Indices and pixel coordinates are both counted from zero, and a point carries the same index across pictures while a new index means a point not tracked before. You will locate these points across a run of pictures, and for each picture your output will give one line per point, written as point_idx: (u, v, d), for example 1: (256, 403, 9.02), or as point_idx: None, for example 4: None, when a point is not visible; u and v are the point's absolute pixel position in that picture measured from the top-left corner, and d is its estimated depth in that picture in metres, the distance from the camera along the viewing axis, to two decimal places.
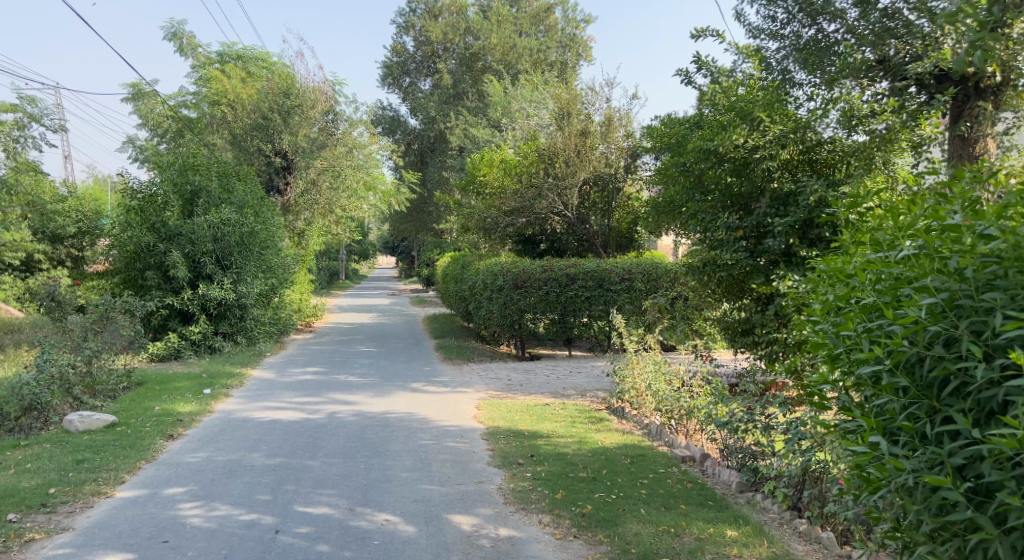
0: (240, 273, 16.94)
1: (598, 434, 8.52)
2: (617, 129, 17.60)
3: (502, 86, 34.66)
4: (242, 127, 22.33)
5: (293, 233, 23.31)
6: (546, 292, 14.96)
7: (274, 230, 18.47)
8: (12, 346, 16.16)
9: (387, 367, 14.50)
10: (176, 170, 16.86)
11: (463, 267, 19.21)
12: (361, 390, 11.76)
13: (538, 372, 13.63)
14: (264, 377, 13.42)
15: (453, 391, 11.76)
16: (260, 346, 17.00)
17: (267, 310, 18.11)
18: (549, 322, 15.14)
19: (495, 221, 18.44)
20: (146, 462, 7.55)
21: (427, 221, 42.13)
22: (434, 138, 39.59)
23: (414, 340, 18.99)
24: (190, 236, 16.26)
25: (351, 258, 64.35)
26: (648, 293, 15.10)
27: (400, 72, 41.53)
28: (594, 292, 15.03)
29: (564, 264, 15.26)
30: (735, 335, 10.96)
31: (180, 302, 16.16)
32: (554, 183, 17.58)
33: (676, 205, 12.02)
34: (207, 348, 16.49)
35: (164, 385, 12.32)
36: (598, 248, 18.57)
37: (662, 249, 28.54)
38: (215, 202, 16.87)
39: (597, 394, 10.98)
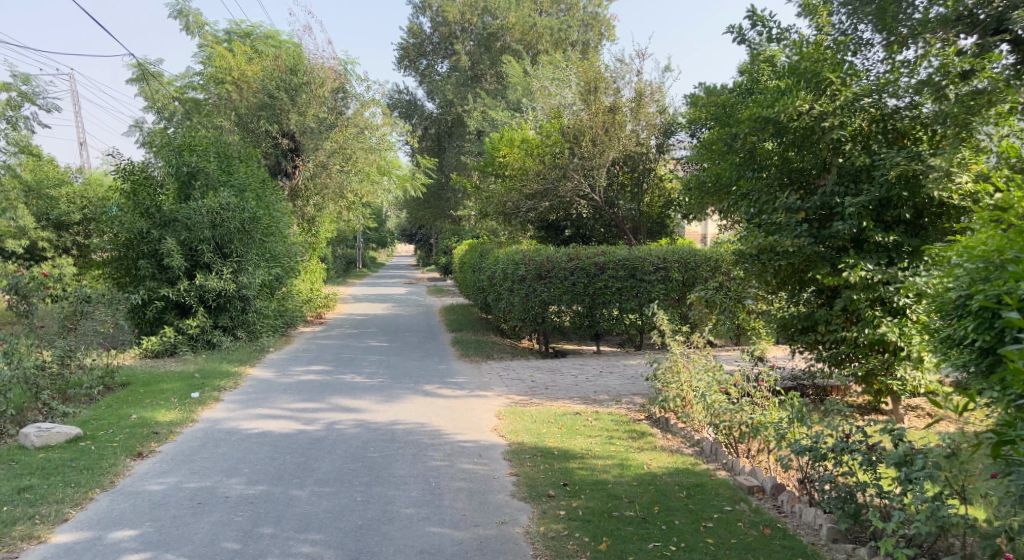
0: (241, 262, 15.68)
1: (641, 455, 7.15)
2: (648, 106, 16.15)
3: (521, 67, 33.18)
4: (247, 107, 21.08)
5: (302, 219, 22.14)
6: (572, 283, 13.59)
7: (279, 216, 17.21)
8: None
9: (398, 365, 13.23)
10: (172, 150, 15.69)
11: (481, 254, 17.86)
12: (367, 394, 10.49)
13: (565, 371, 12.29)
14: (262, 376, 12.17)
15: (471, 395, 10.49)
16: (264, 341, 15.80)
17: (271, 302, 16.84)
18: (576, 316, 13.79)
19: (515, 205, 17.12)
20: (101, 490, 6.33)
21: (444, 208, 40.85)
22: (452, 122, 38.28)
23: (429, 334, 17.73)
24: (186, 222, 15.03)
25: (369, 246, 63.36)
26: (685, 283, 13.72)
27: (417, 54, 40.46)
28: (625, 283, 13.63)
29: (591, 251, 13.86)
30: (793, 334, 9.40)
31: (176, 294, 14.96)
32: (579, 164, 16.27)
33: (723, 184, 10.45)
34: (206, 342, 15.29)
35: (150, 386, 11.12)
36: (628, 234, 17.18)
37: (692, 237, 26.96)
38: (214, 185, 15.70)
39: (634, 400, 9.64)
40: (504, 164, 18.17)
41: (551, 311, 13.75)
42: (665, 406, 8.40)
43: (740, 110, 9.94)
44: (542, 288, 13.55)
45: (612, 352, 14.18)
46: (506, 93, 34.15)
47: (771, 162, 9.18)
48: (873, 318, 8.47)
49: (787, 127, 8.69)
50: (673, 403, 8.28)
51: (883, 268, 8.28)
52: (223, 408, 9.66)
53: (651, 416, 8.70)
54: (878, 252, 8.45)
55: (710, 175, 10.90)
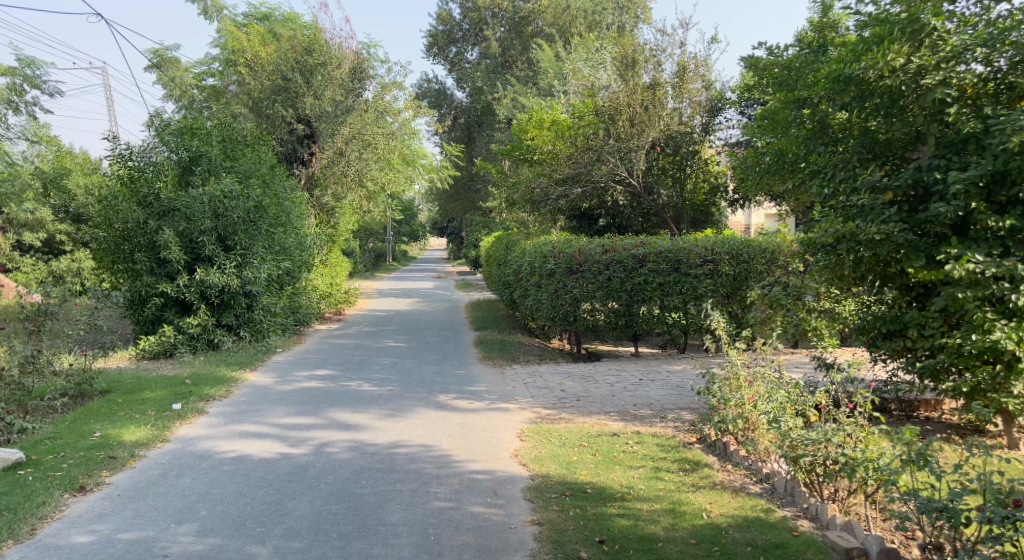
0: (246, 255, 14.34)
1: (697, 495, 5.64)
2: (691, 83, 14.56)
3: (553, 50, 31.65)
4: (260, 90, 19.82)
5: (321, 211, 20.91)
6: (606, 278, 12.13)
7: (290, 205, 15.92)
8: None
9: (413, 369, 11.87)
10: (171, 134, 14.47)
11: (508, 247, 16.41)
12: (372, 406, 9.14)
13: (599, 377, 10.81)
14: (260, 382, 10.91)
15: (490, 409, 9.07)
16: (270, 342, 14.49)
17: (280, 299, 15.48)
18: (611, 315, 12.31)
19: (544, 191, 15.67)
20: (14, 544, 5.12)
21: (475, 200, 39.48)
22: (482, 111, 36.85)
23: (451, 333, 16.34)
24: (185, 211, 13.78)
25: (401, 239, 62.28)
26: (737, 278, 12.09)
27: (447, 41, 39.19)
28: (667, 278, 12.08)
29: (629, 242, 12.36)
30: (875, 339, 7.73)
31: (175, 290, 13.73)
32: (615, 146, 14.79)
33: (789, 162, 8.77)
34: (208, 342, 14.05)
35: (132, 394, 9.87)
36: (669, 224, 15.59)
37: (738, 229, 25.03)
38: (216, 171, 14.42)
39: (682, 418, 8.15)
40: (533, 147, 16.74)
41: (584, 308, 12.31)
42: (724, 429, 6.87)
43: (815, 72, 8.23)
44: (574, 284, 12.15)
45: (652, 356, 12.67)
46: (537, 78, 32.66)
47: (851, 134, 7.61)
48: (983, 321, 6.73)
49: (869, 88, 7.18)
50: (734, 425, 6.75)
51: (997, 259, 6.55)
52: (203, 423, 8.34)
53: (706, 440, 7.18)
54: (989, 240, 6.75)
55: (771, 151, 9.28)
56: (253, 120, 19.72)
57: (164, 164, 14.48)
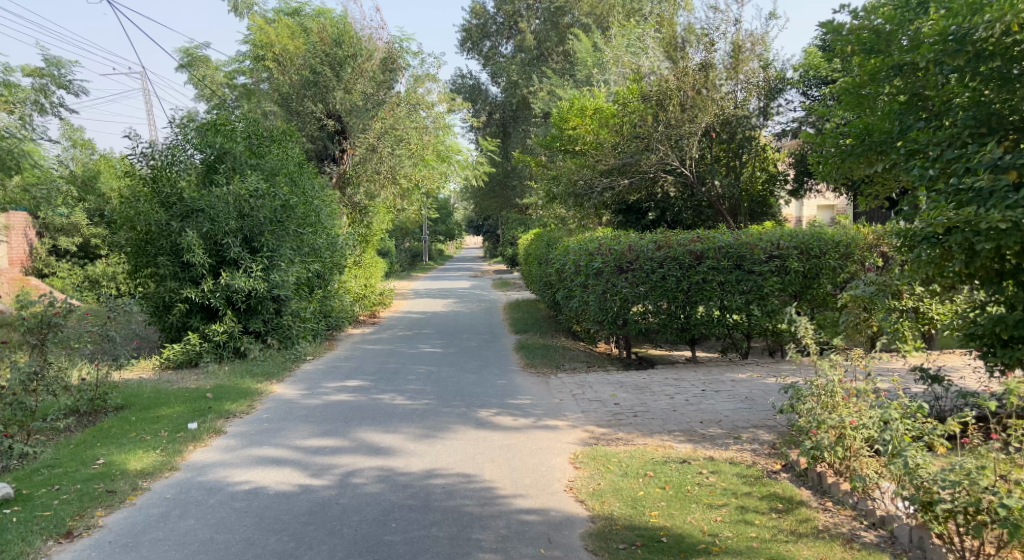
0: (273, 257, 13.48)
1: (799, 548, 4.85)
2: (746, 63, 13.60)
3: (591, 40, 30.61)
4: (290, 85, 19.06)
5: (353, 209, 20.08)
6: (659, 277, 11.09)
7: (319, 204, 15.11)
8: None
9: (451, 379, 10.92)
10: (194, 130, 13.64)
11: (548, 244, 15.34)
12: (405, 425, 8.21)
13: (655, 388, 9.76)
14: (285, 396, 10.05)
15: (537, 427, 8.10)
16: (300, 349, 13.61)
17: (310, 304, 14.61)
18: (665, 318, 11.24)
19: (588, 184, 14.58)
20: None
21: (511, 197, 38.60)
22: (518, 106, 35.91)
23: (491, 337, 15.38)
24: (209, 211, 12.94)
25: (437, 239, 61.58)
26: (806, 275, 10.93)
27: (480, 36, 38.29)
28: (729, 276, 10.98)
29: (685, 237, 11.29)
30: (991, 346, 6.74)
31: (199, 295, 12.90)
32: (665, 133, 13.74)
33: (876, 140, 7.61)
34: (235, 350, 13.21)
35: (147, 411, 9.04)
36: (724, 216, 14.46)
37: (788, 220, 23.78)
38: (241, 169, 13.62)
39: (759, 444, 7.09)
40: (575, 138, 15.68)
41: (635, 311, 11.30)
42: (817, 456, 5.82)
43: (915, 36, 7.08)
44: (624, 285, 11.16)
45: (711, 362, 11.57)
46: (574, 70, 31.61)
47: (956, 105, 6.56)
48: None
49: (986, 47, 6.27)
50: (831, 453, 5.71)
51: None
52: (217, 448, 7.48)
53: (795, 468, 6.14)
54: None
55: (848, 131, 8.12)
56: (282, 117, 18.97)
57: (187, 164, 13.58)
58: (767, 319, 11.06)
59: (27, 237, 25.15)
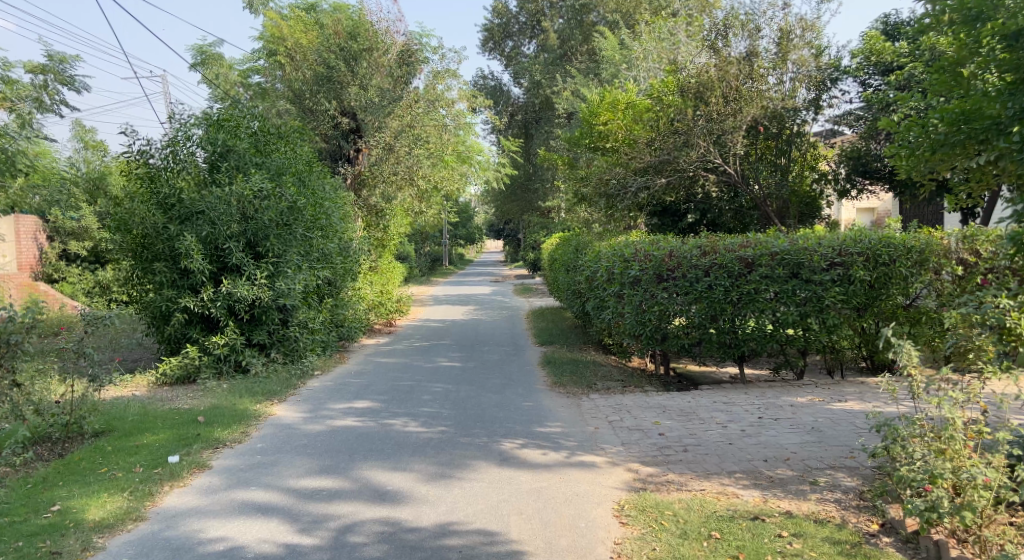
0: (279, 263, 12.34)
1: None
2: (793, 52, 12.47)
3: (617, 37, 29.40)
4: (302, 81, 18.03)
5: (370, 212, 18.97)
6: (705, 287, 9.90)
7: (330, 207, 14.01)
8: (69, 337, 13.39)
9: (471, 400, 9.76)
10: (195, 124, 12.44)
11: (576, 249, 14.15)
12: (418, 459, 7.09)
13: (703, 414, 8.55)
14: (284, 420, 8.92)
15: (570, 464, 6.99)
16: (308, 363, 12.48)
17: (320, 313, 13.46)
18: (710, 332, 10.04)
19: (620, 184, 13.40)
20: None
21: (533, 200, 37.51)
22: (540, 106, 34.81)
23: (515, 349, 14.26)
24: (209, 213, 11.81)
25: (457, 243, 60.61)
26: (873, 285, 9.69)
27: (502, 35, 37.23)
28: (785, 286, 9.75)
29: (735, 242, 10.09)
30: None
31: (198, 305, 11.79)
32: (706, 127, 12.64)
33: (977, 127, 6.45)
34: (237, 365, 12.09)
35: (127, 439, 7.96)
36: (770, 218, 13.23)
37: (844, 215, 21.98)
38: (244, 168, 12.46)
39: (842, 494, 5.88)
40: (606, 135, 14.48)
41: (676, 324, 10.13)
42: (932, 520, 4.91)
43: None
44: (665, 295, 10.01)
45: (761, 383, 10.31)
46: (599, 68, 30.40)
47: None
48: None
49: None
50: (954, 519, 4.77)
51: None
52: (198, 488, 6.40)
53: (899, 531, 5.19)
54: None
55: (936, 118, 6.89)
56: (294, 115, 17.98)
57: (187, 161, 12.32)
58: (827, 335, 9.81)
59: (37, 240, 23.29)
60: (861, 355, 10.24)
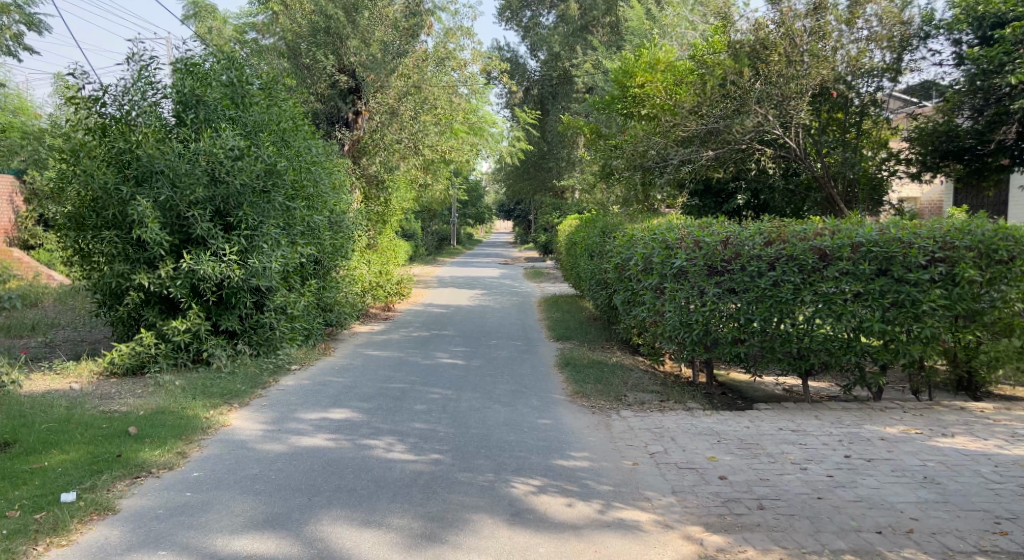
0: (254, 237, 10.41)
1: None
2: (866, 4, 10.56)
3: (643, 7, 27.20)
4: (297, 33, 16.04)
5: (369, 183, 17.05)
6: (769, 284, 8.03)
7: (317, 173, 12.08)
8: (51, 341, 11.59)
9: (474, 415, 7.92)
10: (157, 67, 10.46)
11: (602, 231, 12.22)
12: (401, 510, 5.27)
13: (772, 449, 6.68)
14: (235, 433, 7.04)
15: (607, 525, 5.16)
16: (284, 355, 10.57)
17: (305, 296, 11.53)
18: (772, 338, 8.14)
19: (659, 156, 11.48)
20: None
21: (547, 179, 35.55)
22: (559, 79, 32.64)
23: (528, 346, 12.38)
24: (169, 173, 9.86)
25: (466, 224, 58.55)
26: (981, 287, 7.78)
27: (520, 4, 34.95)
28: (871, 286, 7.82)
29: (808, 230, 8.18)
30: None
31: (154, 283, 9.87)
32: (764, 91, 10.69)
33: None
34: (199, 356, 10.18)
35: (25, 459, 6.12)
36: (833, 204, 11.27)
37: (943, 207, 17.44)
38: (214, 121, 10.50)
39: None
40: (643, 99, 12.60)
41: (731, 327, 8.25)
42: None
43: None
44: (718, 292, 8.17)
45: (831, 403, 8.39)
46: (623, 40, 28.27)
47: None
48: None
49: None
50: None
51: None
52: (84, 552, 4.72)
53: None
54: None
55: None
56: (288, 70, 16.03)
57: (146, 110, 10.30)
58: (920, 348, 7.91)
59: (12, 203, 21.28)
60: (956, 374, 8.29)
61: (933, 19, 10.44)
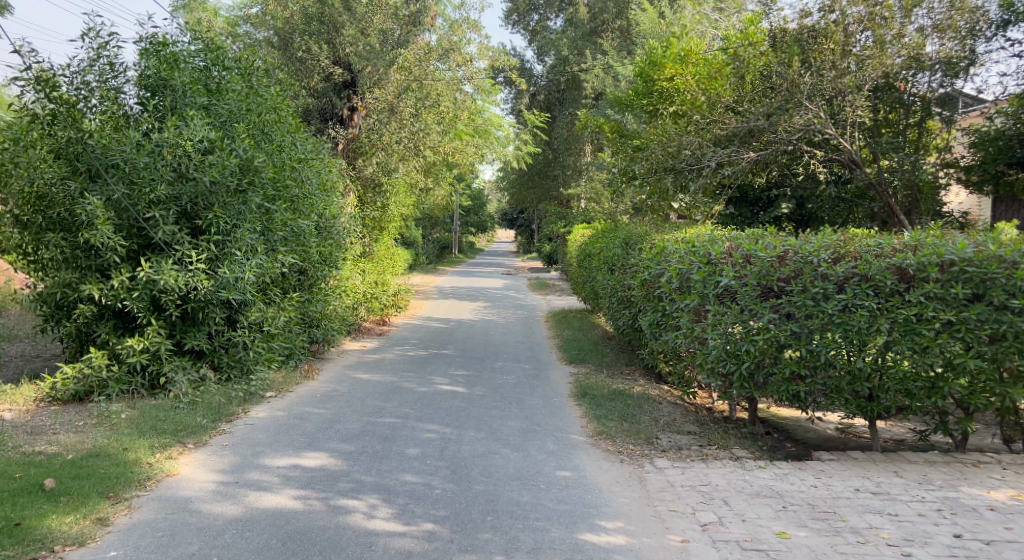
0: (225, 243, 9.01)
1: None
2: None
3: (656, 9, 25.77)
4: (291, 21, 14.68)
5: (365, 186, 15.55)
6: (838, 309, 6.65)
7: (302, 172, 10.66)
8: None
9: (478, 464, 6.52)
10: (118, 47, 9.07)
11: (624, 242, 10.82)
12: None
13: (857, 522, 5.29)
14: (177, 489, 5.63)
15: None
16: (258, 379, 9.14)
17: (286, 311, 10.12)
18: (838, 374, 6.76)
19: (694, 156, 10.21)
20: None
21: (551, 188, 34.18)
22: (566, 85, 31.24)
23: (538, 370, 10.97)
24: (127, 168, 8.48)
25: (467, 233, 57.18)
26: None
27: (528, 7, 33.51)
28: (964, 314, 6.42)
29: (884, 245, 6.79)
30: None
31: (107, 295, 8.47)
32: (816, 84, 9.41)
33: None
34: (158, 379, 8.74)
35: None
36: (891, 214, 9.86)
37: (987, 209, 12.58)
38: (182, 109, 9.10)
39: None
40: (672, 94, 11.42)
41: (789, 360, 6.86)
42: None
43: None
44: (774, 317, 6.83)
45: (907, 453, 6.99)
46: (635, 44, 26.90)
47: None
48: None
49: None
50: None
51: None
52: None
53: None
54: None
55: None
56: (278, 61, 14.64)
57: (104, 95, 8.91)
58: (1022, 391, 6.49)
59: None
60: None
61: (1014, 6, 8.97)
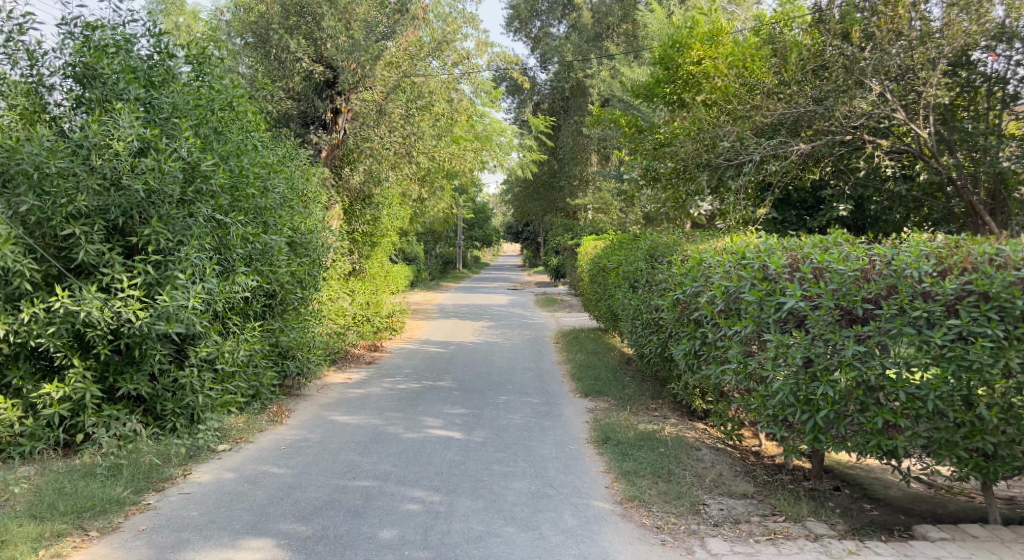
0: (165, 263, 7.38)
1: None
2: None
3: (665, 9, 24.01)
4: (265, 15, 13.04)
5: (353, 197, 14.08)
6: (949, 340, 5.02)
7: (268, 178, 9.01)
8: None
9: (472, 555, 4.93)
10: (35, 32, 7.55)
11: (648, 254, 9.16)
12: None
13: None
14: None
15: None
16: (208, 428, 7.48)
17: (248, 344, 8.44)
18: (949, 426, 5.11)
19: (733, 148, 8.71)
20: None
21: (557, 199, 32.48)
22: (570, 92, 29.52)
23: (550, 406, 9.30)
24: (38, 176, 6.93)
25: (471, 248, 55.54)
26: None
27: (530, 14, 31.75)
28: None
29: (1008, 253, 5.12)
30: None
31: (16, 332, 6.86)
32: (879, 59, 7.90)
33: None
34: (82, 433, 7.13)
35: None
36: (972, 214, 8.17)
37: None
38: (112, 103, 7.54)
39: None
40: (700, 81, 9.78)
41: (882, 408, 5.19)
42: None
43: None
44: (861, 350, 5.19)
45: None
46: (643, 47, 25.17)
47: None
48: None
49: None
50: None
51: None
52: None
53: None
54: None
55: None
56: (251, 59, 13.04)
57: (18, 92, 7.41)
58: None
59: None
60: None
61: None
